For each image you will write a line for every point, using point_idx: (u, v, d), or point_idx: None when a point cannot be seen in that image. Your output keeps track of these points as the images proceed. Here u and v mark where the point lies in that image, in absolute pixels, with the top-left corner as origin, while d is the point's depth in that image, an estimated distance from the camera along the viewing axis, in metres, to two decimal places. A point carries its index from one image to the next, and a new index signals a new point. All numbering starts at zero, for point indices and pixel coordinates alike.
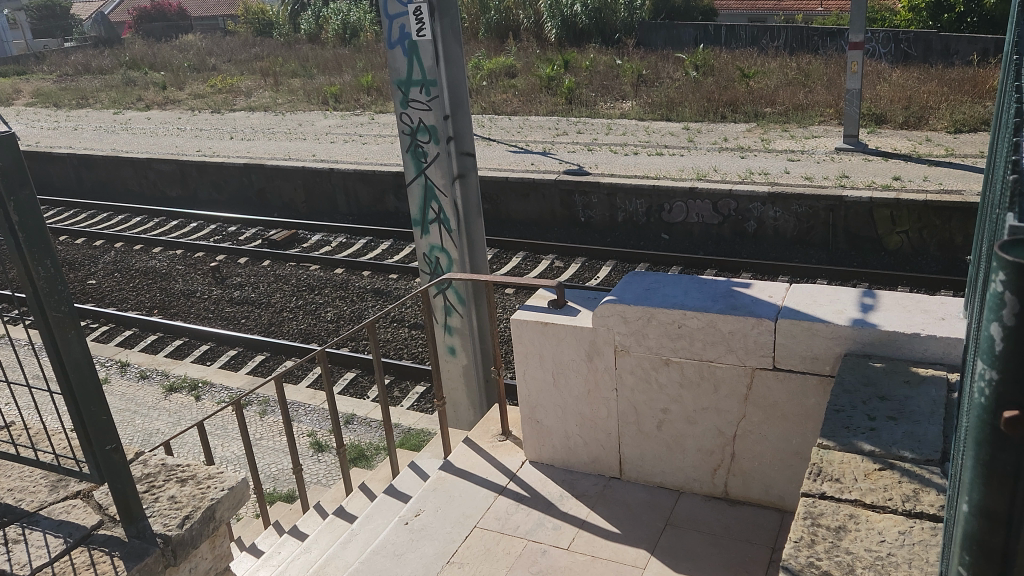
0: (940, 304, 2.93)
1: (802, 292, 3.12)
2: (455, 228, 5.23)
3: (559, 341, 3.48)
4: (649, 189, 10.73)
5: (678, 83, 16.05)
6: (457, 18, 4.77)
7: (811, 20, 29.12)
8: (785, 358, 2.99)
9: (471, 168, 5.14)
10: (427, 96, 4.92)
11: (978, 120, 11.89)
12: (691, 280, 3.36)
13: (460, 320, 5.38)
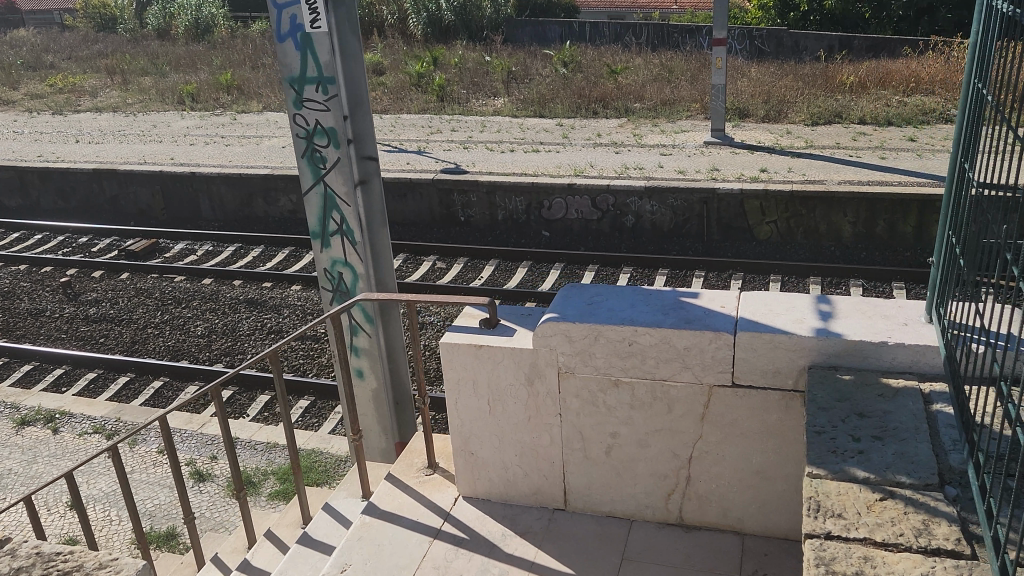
0: (896, 309, 2.99)
1: (754, 302, 3.11)
2: (360, 241, 4.62)
3: (495, 364, 3.29)
4: (528, 186, 10.65)
5: (547, 79, 16.11)
6: (354, 8, 4.23)
7: (668, 18, 30.08)
8: (745, 374, 2.97)
9: (373, 173, 4.56)
10: (324, 94, 4.35)
11: (831, 112, 12.52)
12: (635, 293, 3.29)
13: (368, 341, 4.80)
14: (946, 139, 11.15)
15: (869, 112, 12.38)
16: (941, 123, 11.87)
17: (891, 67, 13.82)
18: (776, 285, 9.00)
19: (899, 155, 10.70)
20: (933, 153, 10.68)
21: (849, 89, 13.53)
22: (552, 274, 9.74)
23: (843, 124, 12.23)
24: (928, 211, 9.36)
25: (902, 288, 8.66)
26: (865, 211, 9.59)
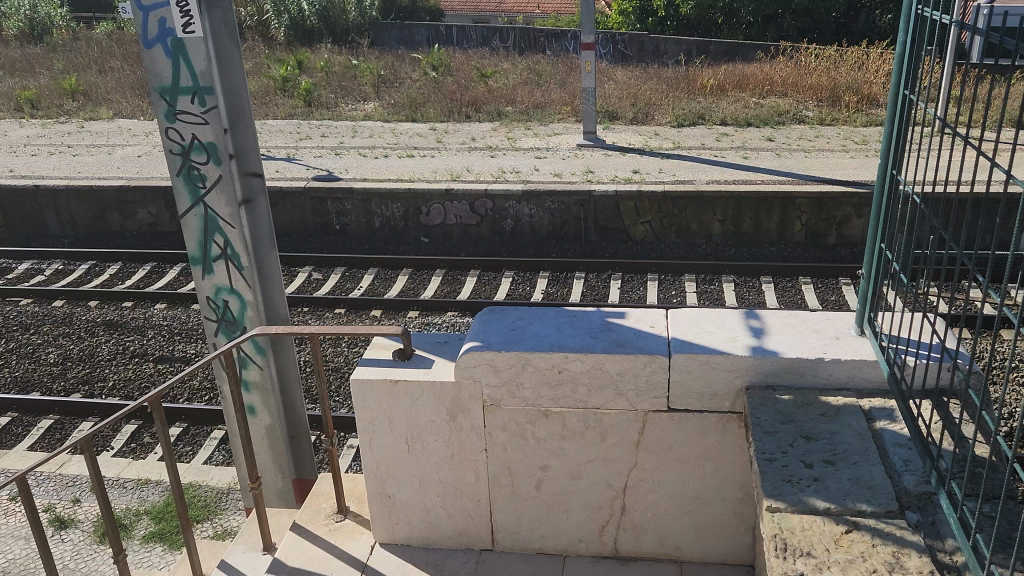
0: (822, 322, 3.09)
1: (683, 320, 3.11)
2: (247, 265, 4.19)
3: (414, 399, 3.11)
4: (405, 192, 10.44)
5: (417, 83, 15.91)
6: (232, 10, 3.76)
7: (532, 22, 30.49)
8: (680, 398, 2.95)
9: (259, 191, 4.12)
10: (201, 106, 3.87)
11: (695, 114, 12.97)
12: (558, 315, 3.21)
13: (259, 373, 4.38)
14: (801, 139, 11.78)
15: (729, 114, 12.90)
16: (795, 124, 12.52)
17: (747, 70, 14.48)
18: (654, 284, 9.20)
19: (760, 155, 11.19)
20: (790, 152, 11.24)
21: (710, 92, 14.09)
22: (433, 282, 9.57)
23: (706, 125, 12.69)
24: (789, 207, 9.83)
25: (770, 283, 9.03)
26: (732, 209, 9.94)
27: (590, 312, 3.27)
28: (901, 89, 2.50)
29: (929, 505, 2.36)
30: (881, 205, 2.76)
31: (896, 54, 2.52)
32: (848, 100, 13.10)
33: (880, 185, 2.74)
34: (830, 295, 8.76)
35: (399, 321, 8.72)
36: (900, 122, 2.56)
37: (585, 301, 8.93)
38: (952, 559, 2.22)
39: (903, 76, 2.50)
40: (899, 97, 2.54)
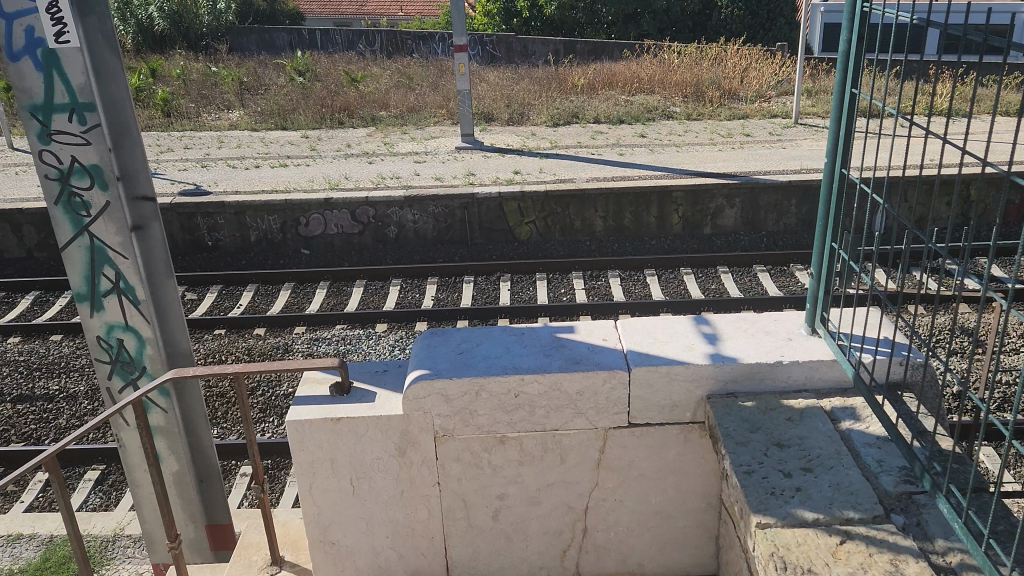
0: (770, 324, 3.21)
1: (635, 332, 3.15)
2: (145, 299, 3.75)
3: (358, 437, 2.95)
4: (280, 204, 10.03)
5: (284, 89, 15.37)
6: (109, 17, 3.35)
7: (395, 25, 30.15)
8: (641, 412, 2.97)
9: (153, 216, 3.68)
10: (80, 124, 3.42)
11: (569, 113, 13.16)
12: (505, 335, 3.18)
13: (163, 418, 3.90)
14: (672, 134, 12.17)
15: (601, 112, 13.14)
16: (665, 119, 12.91)
17: (614, 68, 14.83)
18: (543, 283, 9.24)
19: (635, 151, 11.46)
20: (663, 147, 11.59)
21: (580, 91, 14.34)
22: (318, 295, 9.25)
23: (581, 124, 12.89)
24: (666, 201, 10.08)
25: (654, 275, 9.24)
26: (612, 205, 10.11)
27: (537, 329, 3.25)
28: (849, 86, 2.58)
29: (910, 507, 2.44)
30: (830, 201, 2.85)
31: (839, 53, 2.60)
32: (712, 95, 13.66)
33: (827, 181, 2.83)
34: (711, 284, 9.03)
35: (284, 338, 8.36)
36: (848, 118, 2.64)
37: (477, 305, 8.85)
38: (944, 559, 2.30)
39: (849, 73, 2.58)
40: (846, 94, 2.62)
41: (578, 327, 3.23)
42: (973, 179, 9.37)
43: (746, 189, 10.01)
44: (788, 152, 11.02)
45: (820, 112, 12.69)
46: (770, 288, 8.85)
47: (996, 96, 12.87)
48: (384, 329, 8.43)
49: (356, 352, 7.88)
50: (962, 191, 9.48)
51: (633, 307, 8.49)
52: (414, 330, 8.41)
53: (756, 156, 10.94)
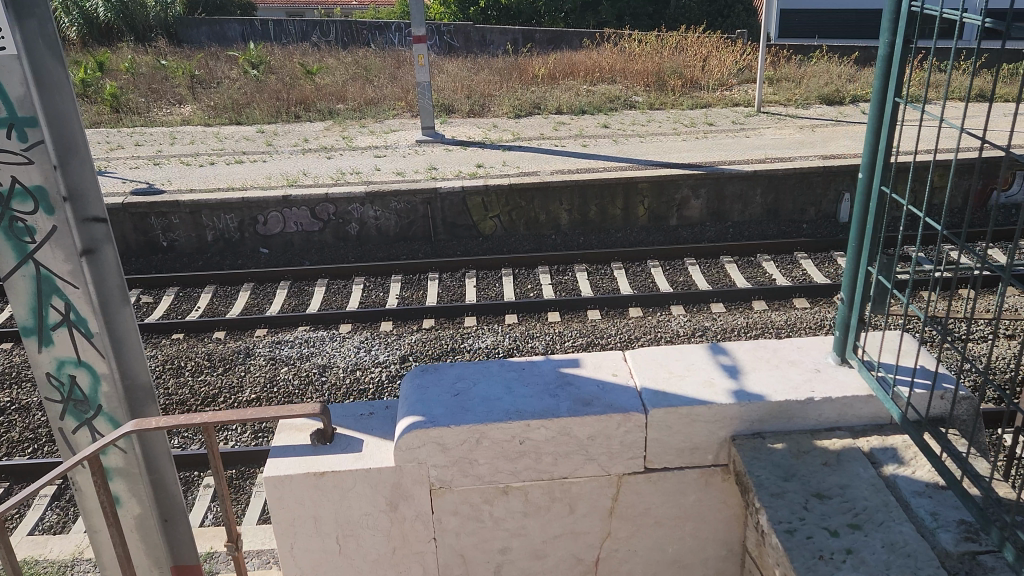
0: (792, 357, 3.14)
1: (648, 366, 3.07)
2: (100, 332, 3.27)
3: (344, 493, 2.81)
4: (237, 202, 9.71)
5: (237, 83, 14.95)
6: (49, 18, 2.85)
7: (350, 14, 29.66)
8: (657, 456, 2.86)
9: (105, 239, 3.18)
10: (19, 140, 2.95)
11: (530, 104, 12.98)
12: (509, 375, 3.07)
13: (121, 457, 3.47)
14: (635, 124, 12.07)
15: (563, 103, 12.98)
16: (627, 109, 12.81)
17: (575, 57, 14.70)
18: (509, 278, 9.08)
19: (598, 142, 11.33)
20: (626, 137, 11.49)
21: (541, 81, 14.17)
22: (279, 295, 8.97)
23: (543, 115, 12.72)
24: (632, 192, 9.98)
25: (621, 268, 9.14)
26: (577, 199, 9.98)
27: (542, 362, 3.19)
28: (890, 97, 2.52)
29: (969, 567, 2.32)
30: (866, 221, 2.77)
31: (881, 59, 2.52)
32: (674, 84, 13.58)
33: (863, 198, 2.75)
34: (679, 277, 8.94)
35: (244, 341, 8.08)
36: (888, 131, 2.58)
37: (443, 303, 8.65)
38: None
39: (889, 83, 2.52)
40: (884, 106, 2.57)
41: (586, 362, 3.14)
42: (936, 167, 9.42)
43: (711, 179, 9.93)
44: (752, 141, 10.99)
45: (782, 100, 12.69)
46: (738, 280, 8.78)
47: (953, 82, 12.99)
48: (348, 331, 8.21)
49: (319, 355, 7.63)
50: (925, 178, 9.54)
51: (602, 302, 8.37)
52: (378, 330, 8.20)
53: (720, 146, 10.89)
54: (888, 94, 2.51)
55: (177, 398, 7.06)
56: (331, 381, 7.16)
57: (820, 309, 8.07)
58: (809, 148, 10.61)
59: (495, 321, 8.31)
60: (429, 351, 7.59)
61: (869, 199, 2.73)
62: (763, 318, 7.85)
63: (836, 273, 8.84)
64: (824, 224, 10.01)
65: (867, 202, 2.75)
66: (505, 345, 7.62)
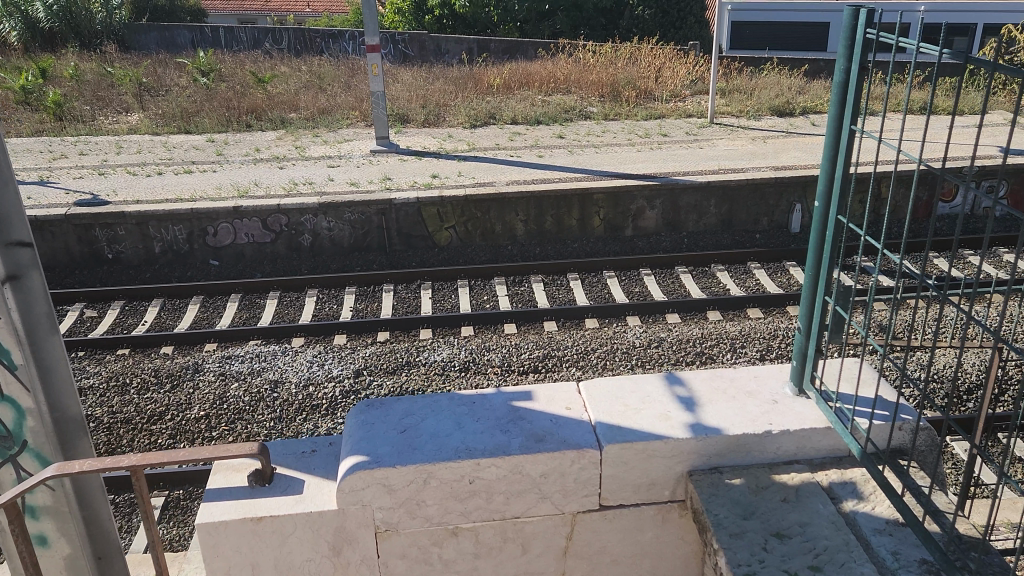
0: (750, 389, 3.26)
1: (603, 400, 3.17)
2: (24, 365, 3.10)
3: (284, 536, 2.86)
4: (186, 213, 9.48)
5: (185, 91, 14.64)
6: None
7: (303, 22, 29.34)
8: (612, 493, 2.96)
9: (30, 266, 3.01)
10: None
11: (486, 114, 12.94)
12: (461, 411, 3.15)
13: (50, 496, 3.31)
14: (590, 134, 12.11)
15: (519, 112, 12.96)
16: (582, 120, 12.85)
17: (530, 67, 14.72)
18: (465, 290, 9.01)
19: (554, 152, 11.34)
20: (582, 147, 11.52)
21: (496, 92, 14.15)
22: (229, 308, 8.77)
23: (498, 125, 12.70)
24: (588, 203, 10.00)
25: (577, 279, 9.13)
26: (533, 210, 9.96)
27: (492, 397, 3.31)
28: (844, 125, 2.67)
29: None
30: (822, 248, 2.92)
31: (836, 90, 2.66)
32: (628, 95, 13.67)
33: (821, 224, 2.89)
34: (635, 287, 8.96)
35: (192, 356, 7.87)
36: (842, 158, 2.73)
37: (398, 315, 8.53)
38: None
39: (844, 112, 2.67)
40: (838, 137, 2.72)
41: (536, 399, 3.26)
42: (883, 178, 9.65)
43: (666, 190, 10.00)
44: (706, 152, 11.09)
45: (734, 111, 12.86)
46: (693, 290, 8.84)
47: (898, 94, 13.30)
48: (301, 344, 8.05)
49: (271, 370, 7.45)
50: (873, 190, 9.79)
51: (558, 313, 8.36)
52: (331, 344, 8.06)
53: (674, 156, 10.97)
54: (843, 124, 2.66)
55: (121, 416, 6.80)
56: (283, 397, 6.98)
57: (773, 319, 8.17)
58: (761, 159, 10.76)
59: (451, 333, 8.23)
60: (384, 365, 7.45)
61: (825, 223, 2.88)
62: (718, 328, 7.91)
63: (788, 283, 8.95)
64: (776, 234, 10.15)
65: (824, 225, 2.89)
66: (461, 358, 7.52)
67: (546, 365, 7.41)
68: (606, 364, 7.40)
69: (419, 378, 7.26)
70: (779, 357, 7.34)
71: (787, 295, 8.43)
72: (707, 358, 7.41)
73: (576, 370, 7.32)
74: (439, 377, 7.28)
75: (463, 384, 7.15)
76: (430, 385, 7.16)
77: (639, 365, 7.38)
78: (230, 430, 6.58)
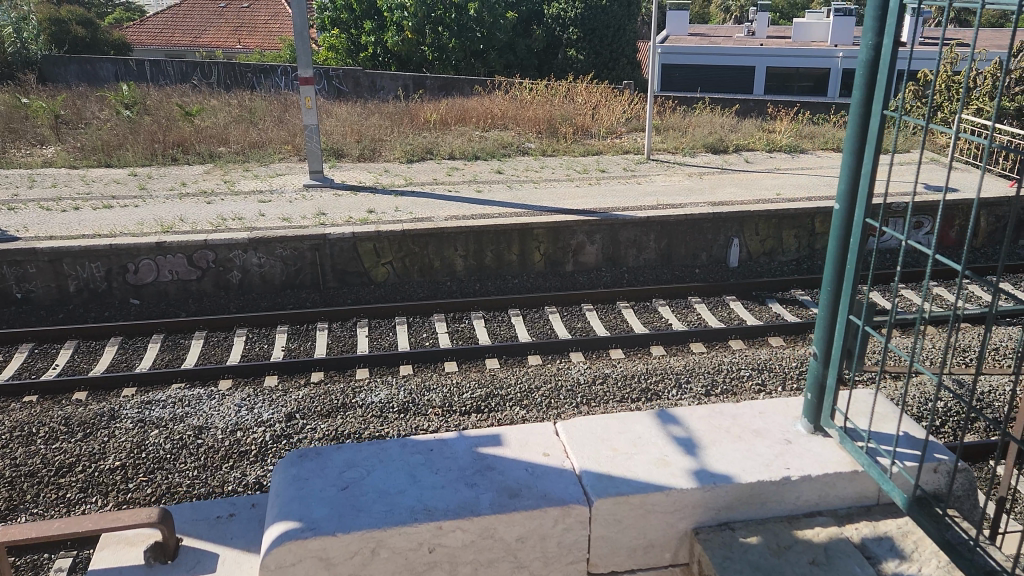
0: (755, 436, 3.52)
1: (588, 451, 3.40)
2: None
3: None
4: (104, 249, 8.96)
5: (107, 124, 14.04)
6: None
7: (232, 57, 28.74)
8: (596, 552, 3.17)
9: None
10: None
11: (422, 149, 12.75)
12: (420, 464, 3.34)
13: None
14: (527, 170, 12.00)
15: (456, 148, 12.81)
16: (520, 155, 12.79)
17: (466, 103, 14.62)
18: (403, 327, 8.70)
19: (492, 188, 11.18)
20: (520, 183, 11.39)
21: (433, 128, 13.98)
22: (150, 350, 8.26)
23: (435, 160, 12.51)
24: (528, 238, 9.84)
25: (518, 315, 8.93)
26: (472, 244, 9.73)
27: (457, 442, 3.50)
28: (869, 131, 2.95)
29: None
30: (845, 263, 3.20)
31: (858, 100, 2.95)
32: (565, 131, 13.67)
33: (843, 236, 3.17)
34: (577, 322, 8.80)
35: (108, 401, 7.33)
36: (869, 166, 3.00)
37: (332, 354, 8.16)
38: None
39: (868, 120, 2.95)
40: (865, 139, 2.98)
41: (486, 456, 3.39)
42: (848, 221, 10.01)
43: (606, 225, 9.91)
44: (645, 187, 11.09)
45: (670, 148, 12.94)
46: (635, 325, 8.71)
47: (828, 132, 13.61)
48: (227, 387, 7.59)
49: (196, 416, 6.97)
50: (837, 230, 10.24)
51: (499, 350, 8.11)
52: (261, 386, 7.63)
53: (612, 192, 10.90)
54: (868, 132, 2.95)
55: (26, 469, 6.23)
56: (207, 444, 6.52)
57: (717, 353, 8.09)
58: (699, 194, 10.77)
59: (389, 372, 7.89)
60: (317, 408, 7.08)
61: (850, 228, 3.15)
62: (663, 363, 7.78)
63: (729, 317, 8.90)
64: (715, 269, 10.15)
65: (847, 229, 3.16)
66: (400, 399, 7.17)
67: (488, 404, 7.12)
68: (551, 402, 7.16)
69: (356, 421, 6.88)
70: (723, 393, 7.21)
71: (730, 328, 8.36)
72: (653, 394, 7.26)
73: (520, 410, 7.06)
74: (376, 419, 6.91)
75: (402, 426, 6.80)
76: (368, 428, 6.78)
77: (585, 403, 7.17)
78: (149, 481, 6.08)
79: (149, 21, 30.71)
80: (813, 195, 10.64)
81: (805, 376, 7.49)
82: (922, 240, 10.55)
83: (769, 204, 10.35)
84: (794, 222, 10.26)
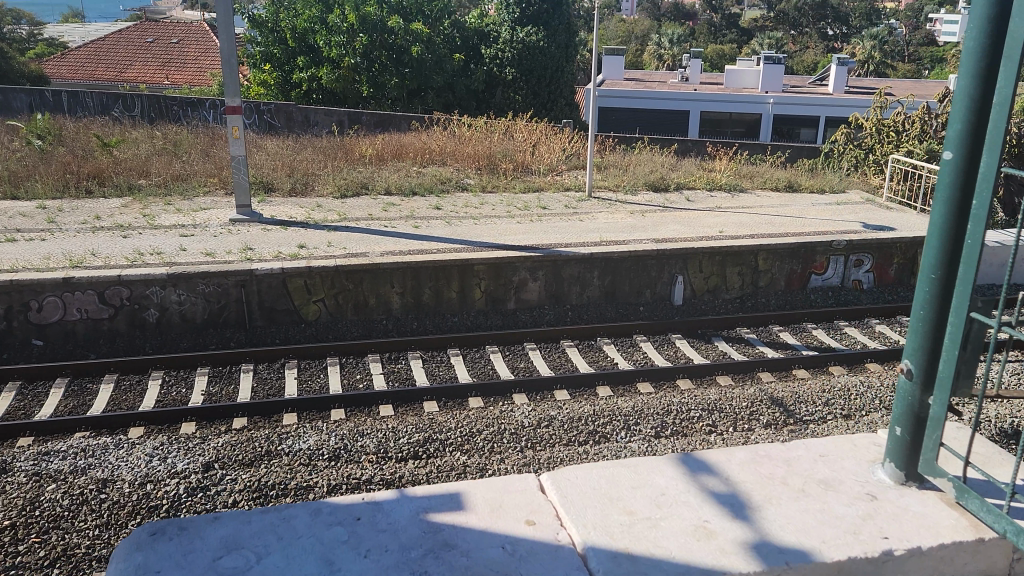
0: (808, 496, 3.54)
1: (601, 525, 3.34)
2: None
3: None
4: (4, 285, 8.22)
5: (16, 155, 13.18)
6: None
7: (160, 92, 27.82)
8: None
9: None
10: None
11: (357, 184, 12.31)
12: (342, 544, 3.21)
13: None
14: (466, 206, 11.65)
15: (392, 183, 12.41)
16: (459, 192, 12.46)
17: (403, 139, 14.30)
18: (335, 368, 8.18)
19: (430, 224, 10.78)
20: (459, 219, 11.02)
21: (368, 163, 13.57)
22: (52, 396, 7.53)
23: (371, 196, 12.09)
24: (468, 275, 9.45)
25: (458, 354, 8.51)
26: (409, 281, 9.30)
27: (396, 512, 3.42)
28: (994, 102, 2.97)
29: None
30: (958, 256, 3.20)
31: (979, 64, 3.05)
32: (505, 168, 13.43)
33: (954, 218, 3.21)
34: (519, 363, 8.41)
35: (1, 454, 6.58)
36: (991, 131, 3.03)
37: (258, 398, 7.58)
38: None
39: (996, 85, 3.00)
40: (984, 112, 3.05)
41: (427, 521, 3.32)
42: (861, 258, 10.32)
43: (548, 261, 9.60)
44: (587, 224, 10.86)
45: (611, 186, 12.80)
46: (580, 364, 8.37)
47: (766, 172, 13.67)
48: (138, 436, 6.91)
49: (100, 467, 6.31)
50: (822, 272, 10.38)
51: (438, 392, 7.65)
52: (177, 434, 6.97)
53: (554, 229, 10.64)
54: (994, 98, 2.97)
55: None
56: (113, 499, 5.88)
57: (665, 393, 7.78)
58: (642, 231, 10.56)
59: (319, 417, 7.32)
60: (238, 457, 6.49)
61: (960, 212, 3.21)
62: (610, 404, 7.42)
63: (674, 355, 8.63)
64: (658, 306, 9.94)
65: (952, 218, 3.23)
66: (331, 446, 6.64)
67: (426, 450, 6.65)
68: (493, 447, 6.72)
69: (282, 470, 6.31)
70: (674, 434, 6.91)
71: (677, 367, 8.08)
72: (600, 437, 6.90)
73: (460, 455, 6.60)
74: (304, 468, 6.35)
75: (333, 474, 6.25)
76: (294, 478, 6.21)
77: (530, 447, 6.75)
78: (42, 541, 5.38)
79: (71, 55, 29.74)
80: (755, 233, 10.54)
81: (757, 415, 7.22)
82: (863, 278, 10.57)
83: (712, 240, 10.18)
84: (737, 260, 10.11)
